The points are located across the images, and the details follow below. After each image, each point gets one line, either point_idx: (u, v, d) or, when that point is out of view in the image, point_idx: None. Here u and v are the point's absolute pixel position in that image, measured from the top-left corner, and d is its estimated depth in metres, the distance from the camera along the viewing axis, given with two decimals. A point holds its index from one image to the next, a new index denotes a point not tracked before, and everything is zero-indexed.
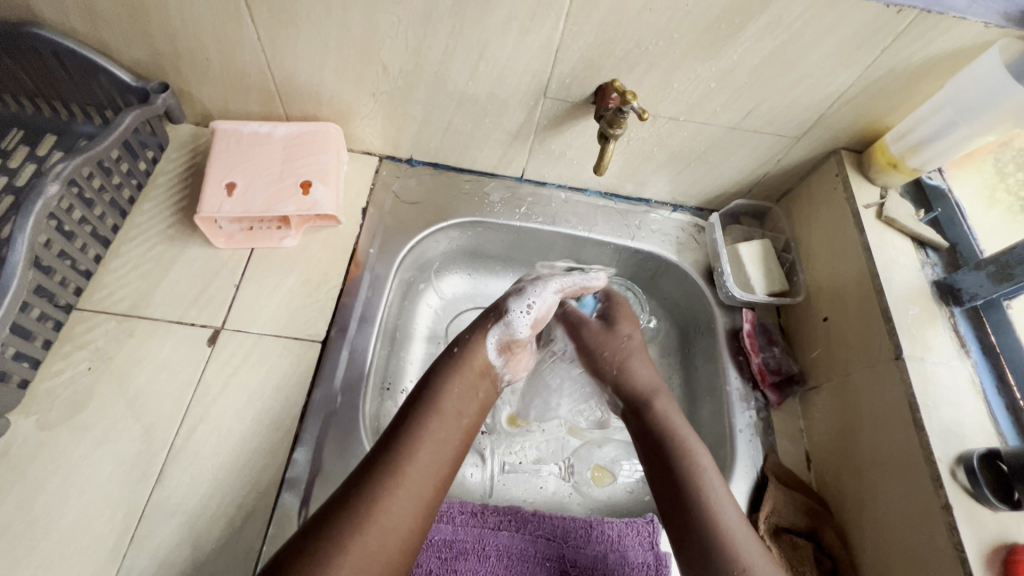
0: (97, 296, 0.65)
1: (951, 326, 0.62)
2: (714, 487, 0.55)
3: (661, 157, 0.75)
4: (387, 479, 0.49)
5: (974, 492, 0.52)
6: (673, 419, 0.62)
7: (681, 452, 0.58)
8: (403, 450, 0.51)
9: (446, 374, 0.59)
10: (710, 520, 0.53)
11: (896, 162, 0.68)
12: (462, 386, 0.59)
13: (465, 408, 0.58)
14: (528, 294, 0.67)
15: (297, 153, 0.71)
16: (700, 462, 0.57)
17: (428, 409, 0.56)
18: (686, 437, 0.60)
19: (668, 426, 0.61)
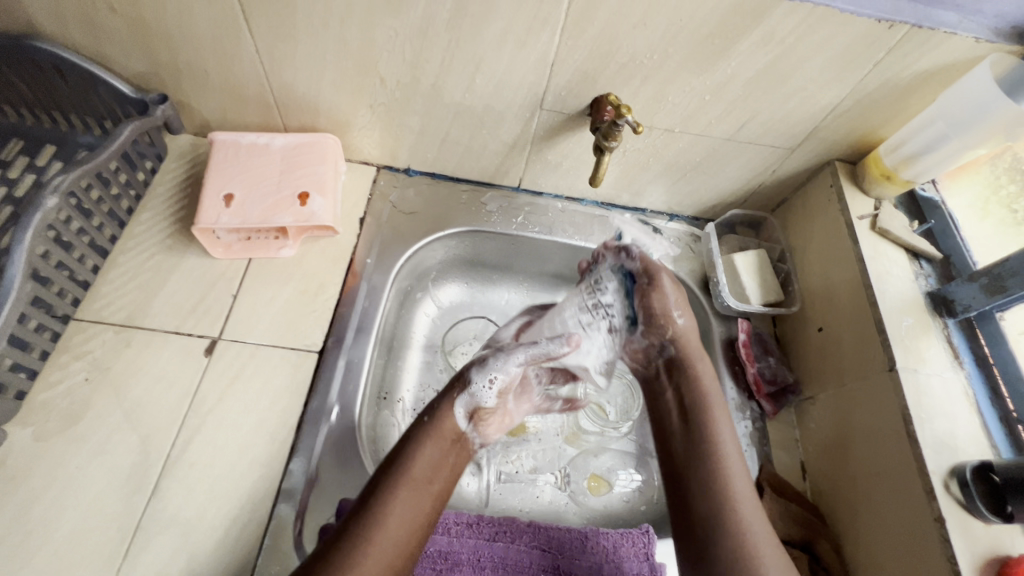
0: (95, 307, 0.66)
1: (945, 337, 0.62)
2: (733, 463, 0.56)
3: (656, 168, 0.76)
4: (345, 563, 0.46)
5: (967, 504, 0.52)
6: (709, 386, 0.62)
7: (707, 425, 0.58)
8: (364, 532, 0.48)
9: (416, 443, 0.55)
10: (721, 492, 0.54)
11: (889, 174, 0.69)
12: (433, 454, 0.55)
13: (434, 474, 0.54)
14: (490, 367, 0.62)
15: (295, 164, 0.72)
16: (723, 436, 0.58)
17: (398, 476, 0.52)
18: (716, 408, 0.60)
19: (699, 393, 0.61)
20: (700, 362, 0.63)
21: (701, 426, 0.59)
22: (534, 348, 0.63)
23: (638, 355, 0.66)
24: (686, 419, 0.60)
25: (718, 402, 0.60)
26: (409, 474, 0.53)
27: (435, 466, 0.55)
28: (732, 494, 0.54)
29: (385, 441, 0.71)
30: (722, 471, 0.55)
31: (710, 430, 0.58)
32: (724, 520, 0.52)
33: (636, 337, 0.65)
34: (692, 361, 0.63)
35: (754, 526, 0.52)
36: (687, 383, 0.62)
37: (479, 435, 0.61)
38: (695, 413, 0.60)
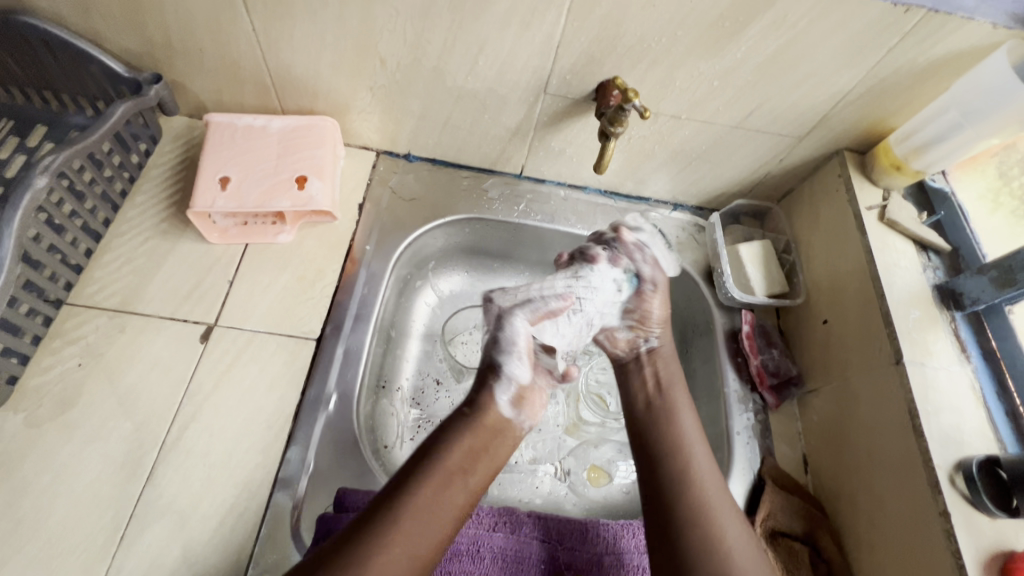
0: (88, 291, 0.64)
1: (952, 331, 0.61)
2: (694, 440, 0.58)
3: (662, 155, 0.74)
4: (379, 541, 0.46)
5: (973, 499, 0.51)
6: (671, 367, 0.64)
7: (669, 405, 0.60)
8: (397, 514, 0.48)
9: (452, 433, 0.55)
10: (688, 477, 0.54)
11: (899, 164, 0.67)
12: (469, 452, 0.54)
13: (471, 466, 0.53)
14: (505, 339, 0.61)
15: (293, 147, 0.70)
16: (684, 413, 0.60)
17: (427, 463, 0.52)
18: (676, 389, 0.62)
19: (662, 374, 0.63)
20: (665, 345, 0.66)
21: (662, 405, 0.61)
22: (530, 307, 0.64)
23: (619, 344, 0.67)
24: (651, 397, 0.62)
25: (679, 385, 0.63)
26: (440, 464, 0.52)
27: (473, 456, 0.54)
28: (693, 469, 0.55)
29: (384, 430, 0.70)
30: (683, 448, 0.57)
31: (671, 408, 0.60)
32: (691, 503, 0.53)
33: (620, 328, 0.67)
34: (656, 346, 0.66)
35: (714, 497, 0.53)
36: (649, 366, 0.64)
37: (529, 417, 0.60)
38: (656, 393, 0.62)
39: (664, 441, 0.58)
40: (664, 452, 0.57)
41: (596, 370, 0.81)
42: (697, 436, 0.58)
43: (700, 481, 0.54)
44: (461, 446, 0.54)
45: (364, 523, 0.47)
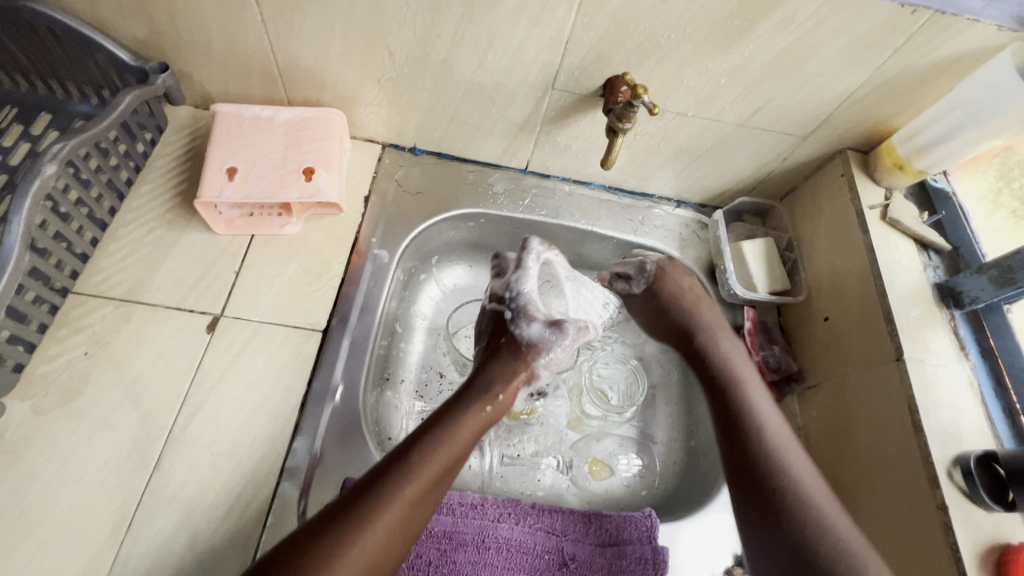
0: (93, 280, 0.64)
1: (951, 329, 0.62)
2: (818, 495, 0.53)
3: (667, 152, 0.75)
4: (373, 508, 0.47)
5: (970, 493, 0.52)
6: (769, 419, 0.60)
7: (781, 465, 0.55)
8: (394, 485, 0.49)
9: (462, 413, 0.57)
10: (790, 478, 0.54)
11: (902, 164, 0.68)
12: (472, 434, 0.56)
13: (467, 448, 0.56)
14: (548, 349, 0.64)
15: (300, 139, 0.70)
16: (769, 420, 0.59)
17: (434, 443, 0.53)
18: (785, 446, 0.57)
19: (767, 432, 0.58)
20: (757, 397, 0.62)
21: (773, 463, 0.56)
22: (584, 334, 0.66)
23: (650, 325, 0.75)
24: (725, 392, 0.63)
25: (789, 440, 0.58)
26: (446, 448, 0.53)
27: (475, 438, 0.57)
28: (831, 528, 0.50)
29: (388, 422, 0.70)
30: (814, 509, 0.52)
31: (784, 468, 0.55)
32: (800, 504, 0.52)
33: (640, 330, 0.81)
34: (746, 394, 0.62)
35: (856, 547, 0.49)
36: (750, 422, 0.59)
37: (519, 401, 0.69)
38: (767, 450, 0.57)
39: (793, 508, 0.52)
40: (795, 514, 0.52)
41: (600, 363, 0.81)
42: (826, 495, 0.53)
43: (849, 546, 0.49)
44: (467, 430, 0.56)
45: (369, 502, 0.48)
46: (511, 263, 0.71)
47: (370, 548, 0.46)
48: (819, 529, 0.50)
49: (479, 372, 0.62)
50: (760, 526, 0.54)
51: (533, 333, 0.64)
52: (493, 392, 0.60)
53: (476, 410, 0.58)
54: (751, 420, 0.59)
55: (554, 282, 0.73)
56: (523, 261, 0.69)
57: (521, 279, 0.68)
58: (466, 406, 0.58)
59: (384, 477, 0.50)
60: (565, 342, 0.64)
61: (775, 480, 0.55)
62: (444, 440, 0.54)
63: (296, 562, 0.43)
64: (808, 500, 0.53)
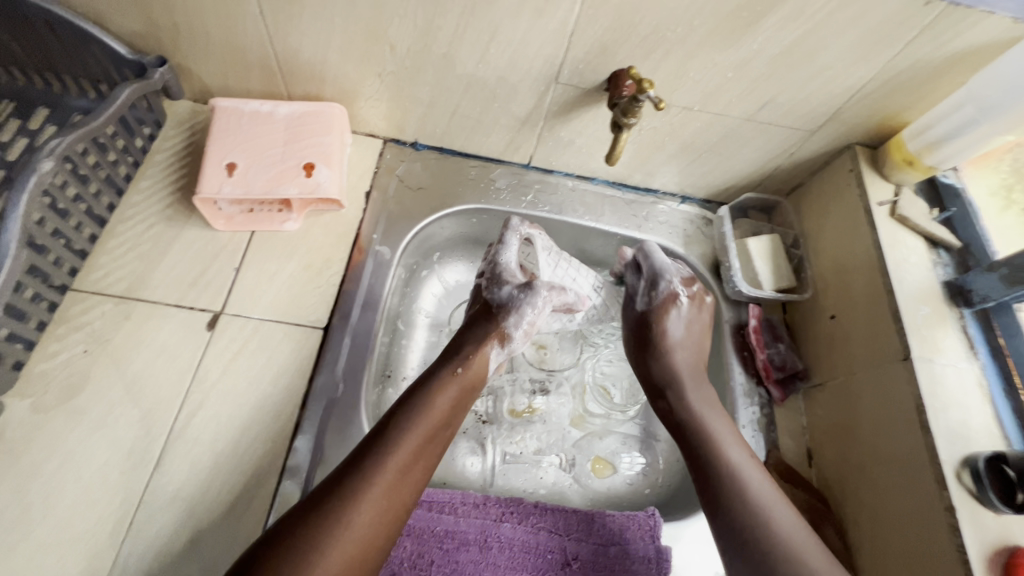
0: (93, 277, 0.64)
1: (960, 327, 0.62)
2: (817, 559, 0.50)
3: (672, 147, 0.74)
4: (361, 482, 0.48)
5: (978, 494, 0.52)
6: (752, 478, 0.56)
7: (772, 531, 0.52)
8: (381, 459, 0.49)
9: (440, 382, 0.57)
10: (787, 548, 0.51)
11: (912, 159, 0.67)
12: (452, 402, 0.57)
13: (451, 416, 0.56)
14: (522, 308, 0.63)
15: (300, 134, 0.69)
16: (750, 480, 0.56)
17: (416, 415, 0.53)
18: (767, 502, 0.54)
19: (753, 494, 0.55)
20: (734, 453, 0.59)
21: (763, 530, 0.52)
22: (561, 296, 0.65)
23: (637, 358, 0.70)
24: (700, 449, 0.60)
25: (775, 499, 0.55)
26: (425, 418, 0.53)
27: (453, 408, 0.57)
28: None
29: None
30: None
31: (771, 528, 0.52)
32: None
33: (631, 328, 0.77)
34: (724, 452, 0.58)
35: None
36: (733, 484, 0.56)
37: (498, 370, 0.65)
38: (753, 518, 0.53)
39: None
40: None
41: (603, 361, 0.80)
42: (822, 554, 0.51)
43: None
44: (445, 397, 0.56)
45: (354, 478, 0.48)
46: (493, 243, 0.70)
47: (361, 524, 0.46)
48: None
49: (454, 339, 0.62)
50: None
51: (506, 294, 0.64)
52: (464, 358, 0.59)
53: (450, 378, 0.58)
54: (735, 482, 0.56)
55: (533, 257, 0.71)
56: (504, 237, 0.68)
57: (501, 252, 0.67)
58: (442, 374, 0.58)
59: (371, 450, 0.50)
60: (538, 303, 0.63)
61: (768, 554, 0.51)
62: (424, 406, 0.54)
63: (287, 541, 0.44)
64: (807, 567, 0.50)
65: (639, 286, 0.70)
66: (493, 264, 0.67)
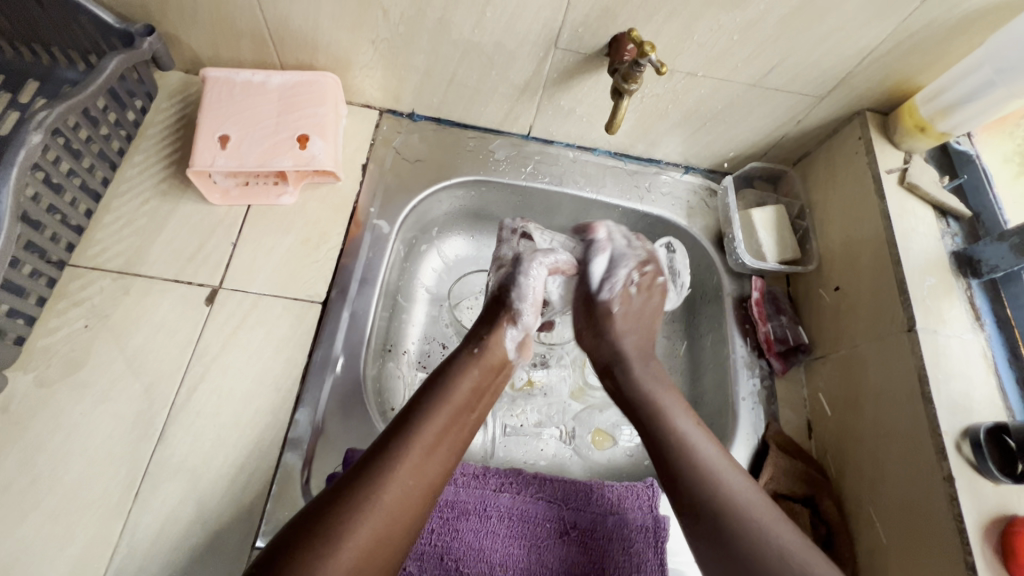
0: (90, 253, 0.63)
1: (967, 298, 0.60)
2: (764, 518, 0.49)
3: (675, 116, 0.72)
4: (385, 469, 0.46)
5: (978, 465, 0.51)
6: (699, 446, 0.54)
7: (724, 491, 0.50)
8: (401, 447, 0.48)
9: (457, 369, 0.56)
10: (733, 504, 0.49)
11: (924, 125, 0.65)
12: (471, 390, 0.55)
13: (476, 397, 0.55)
14: (518, 283, 0.63)
15: (293, 105, 0.68)
16: (699, 442, 0.54)
17: (435, 403, 0.52)
18: (716, 464, 0.52)
19: (700, 461, 0.52)
20: (682, 422, 0.56)
21: (712, 486, 0.51)
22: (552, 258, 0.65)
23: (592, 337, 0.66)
24: (645, 412, 0.58)
25: (724, 463, 0.53)
26: (450, 400, 0.53)
27: (477, 392, 0.55)
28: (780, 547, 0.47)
29: (390, 393, 0.70)
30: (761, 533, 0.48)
31: (722, 485, 0.51)
32: (750, 532, 0.48)
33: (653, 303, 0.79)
34: (674, 423, 0.56)
35: (804, 562, 0.46)
36: (680, 454, 0.53)
37: (524, 357, 0.63)
38: (702, 478, 0.51)
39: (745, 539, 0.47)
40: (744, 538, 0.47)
41: None
42: (770, 510, 0.50)
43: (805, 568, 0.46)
44: (469, 379, 0.55)
45: (378, 460, 0.47)
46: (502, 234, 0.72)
47: (390, 498, 0.45)
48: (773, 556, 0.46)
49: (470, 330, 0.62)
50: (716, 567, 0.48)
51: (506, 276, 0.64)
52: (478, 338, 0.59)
53: (473, 360, 0.57)
54: (682, 451, 0.53)
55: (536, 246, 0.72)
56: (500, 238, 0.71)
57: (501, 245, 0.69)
58: (459, 360, 0.57)
59: (390, 438, 0.49)
60: (531, 273, 0.63)
61: (715, 509, 0.49)
62: (444, 394, 0.53)
63: (317, 519, 0.43)
64: (753, 522, 0.48)
65: (596, 271, 0.67)
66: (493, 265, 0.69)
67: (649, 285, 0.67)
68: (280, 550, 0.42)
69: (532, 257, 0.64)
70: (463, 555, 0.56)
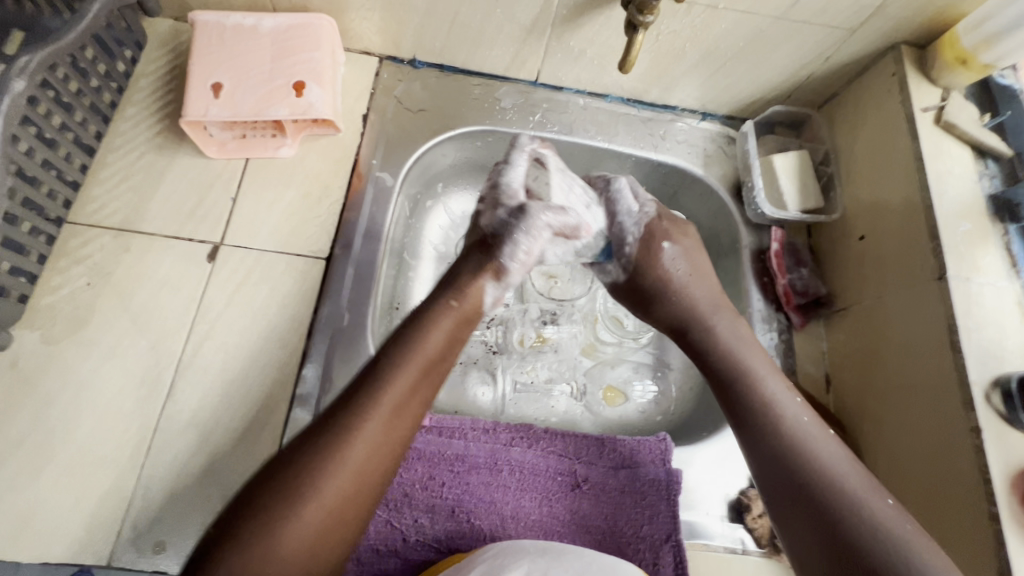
0: (88, 210, 0.62)
1: (1003, 244, 0.57)
2: (859, 487, 0.42)
3: (693, 56, 0.67)
4: (337, 438, 0.40)
5: (1007, 415, 0.49)
6: (787, 411, 0.47)
7: (810, 460, 0.43)
8: (357, 412, 0.41)
9: (426, 320, 0.48)
10: (821, 476, 0.42)
11: (965, 58, 0.60)
12: (444, 341, 0.48)
13: (446, 353, 0.48)
14: (516, 234, 0.54)
15: (287, 50, 0.64)
16: (786, 406, 0.47)
17: (401, 355, 0.45)
18: (808, 431, 0.46)
19: (783, 426, 0.46)
20: (769, 383, 0.49)
21: (801, 456, 0.44)
22: (561, 217, 0.56)
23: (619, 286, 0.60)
24: (725, 371, 0.51)
25: (817, 431, 0.46)
26: (416, 355, 0.45)
27: (450, 342, 0.49)
28: (875, 520, 0.40)
29: None
30: (855, 503, 0.41)
31: (808, 454, 0.44)
32: (843, 507, 0.40)
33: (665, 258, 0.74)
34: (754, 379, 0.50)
35: (909, 537, 0.39)
36: (763, 420, 0.47)
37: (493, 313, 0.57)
38: (788, 447, 0.45)
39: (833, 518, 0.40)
40: (836, 513, 0.40)
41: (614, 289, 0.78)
42: (861, 475, 0.43)
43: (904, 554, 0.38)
44: (438, 333, 0.48)
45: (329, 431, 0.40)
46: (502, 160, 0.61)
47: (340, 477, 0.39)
48: (864, 528, 0.39)
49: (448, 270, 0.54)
50: (801, 544, 0.42)
51: (502, 216, 0.56)
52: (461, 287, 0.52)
53: (445, 311, 0.49)
54: (763, 413, 0.47)
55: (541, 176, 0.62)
56: (511, 155, 0.60)
57: (506, 171, 0.59)
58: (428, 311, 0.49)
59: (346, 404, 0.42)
60: (531, 231, 0.55)
61: (804, 481, 0.43)
62: (412, 345, 0.46)
63: (255, 508, 0.37)
64: (847, 493, 0.41)
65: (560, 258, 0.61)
66: (490, 191, 0.59)
67: (680, 231, 0.60)
68: (214, 544, 0.36)
69: (539, 213, 0.55)
70: (474, 507, 0.57)
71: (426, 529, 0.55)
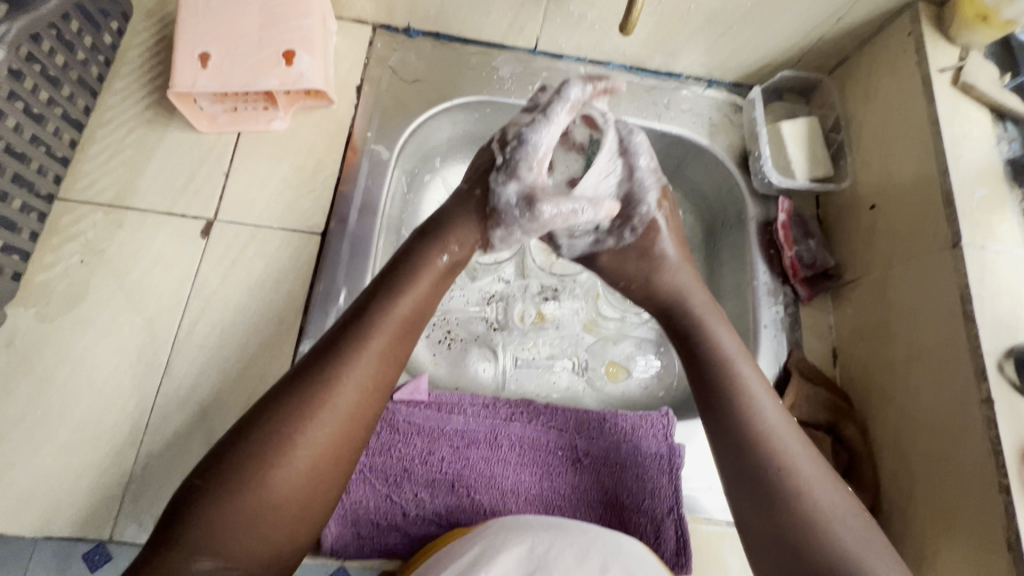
0: (79, 186, 0.61)
1: (1021, 210, 0.55)
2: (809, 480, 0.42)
3: (698, 19, 0.64)
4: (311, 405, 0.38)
5: (1020, 386, 0.48)
6: (754, 395, 0.46)
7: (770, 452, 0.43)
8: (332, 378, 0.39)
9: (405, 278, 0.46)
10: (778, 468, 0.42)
11: (987, 13, 0.57)
12: (422, 298, 0.46)
13: (423, 312, 0.46)
14: (511, 222, 0.50)
15: (276, 18, 0.62)
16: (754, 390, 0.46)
17: (379, 318, 0.43)
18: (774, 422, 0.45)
19: (748, 412, 0.45)
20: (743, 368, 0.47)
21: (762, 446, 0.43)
22: (570, 214, 0.50)
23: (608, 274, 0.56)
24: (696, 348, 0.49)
25: (778, 420, 0.45)
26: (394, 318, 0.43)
27: (427, 300, 0.47)
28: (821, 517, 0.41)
29: None
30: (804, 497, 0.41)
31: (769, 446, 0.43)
32: (790, 499, 0.41)
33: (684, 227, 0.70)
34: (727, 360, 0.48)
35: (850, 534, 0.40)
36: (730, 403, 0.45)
37: None
38: (750, 435, 0.44)
39: (777, 499, 0.41)
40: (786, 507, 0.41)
41: None
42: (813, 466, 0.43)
43: (840, 545, 0.39)
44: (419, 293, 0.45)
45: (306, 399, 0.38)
46: (540, 103, 0.51)
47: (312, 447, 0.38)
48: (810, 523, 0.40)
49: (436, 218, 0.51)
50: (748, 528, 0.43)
51: (509, 197, 0.50)
52: (448, 236, 0.49)
53: (428, 267, 0.47)
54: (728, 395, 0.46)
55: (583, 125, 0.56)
56: (551, 107, 0.49)
57: (538, 127, 0.49)
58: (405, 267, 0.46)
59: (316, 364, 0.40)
60: (530, 226, 0.50)
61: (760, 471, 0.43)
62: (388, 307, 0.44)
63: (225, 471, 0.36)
64: (798, 488, 0.42)
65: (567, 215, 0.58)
66: (511, 152, 0.50)
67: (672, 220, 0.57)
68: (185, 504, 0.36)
69: (546, 211, 0.49)
70: (474, 481, 0.56)
71: (426, 504, 0.55)
